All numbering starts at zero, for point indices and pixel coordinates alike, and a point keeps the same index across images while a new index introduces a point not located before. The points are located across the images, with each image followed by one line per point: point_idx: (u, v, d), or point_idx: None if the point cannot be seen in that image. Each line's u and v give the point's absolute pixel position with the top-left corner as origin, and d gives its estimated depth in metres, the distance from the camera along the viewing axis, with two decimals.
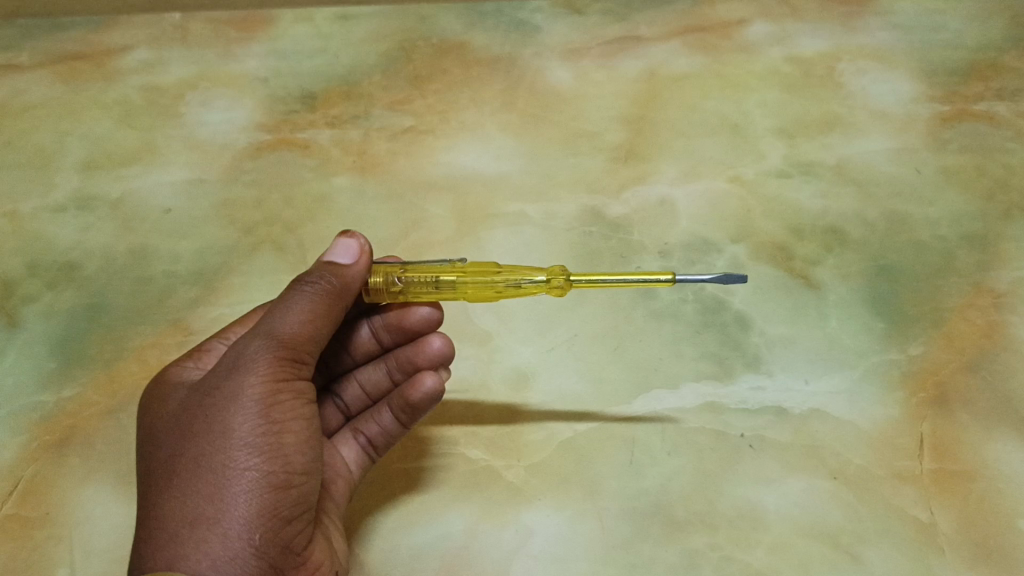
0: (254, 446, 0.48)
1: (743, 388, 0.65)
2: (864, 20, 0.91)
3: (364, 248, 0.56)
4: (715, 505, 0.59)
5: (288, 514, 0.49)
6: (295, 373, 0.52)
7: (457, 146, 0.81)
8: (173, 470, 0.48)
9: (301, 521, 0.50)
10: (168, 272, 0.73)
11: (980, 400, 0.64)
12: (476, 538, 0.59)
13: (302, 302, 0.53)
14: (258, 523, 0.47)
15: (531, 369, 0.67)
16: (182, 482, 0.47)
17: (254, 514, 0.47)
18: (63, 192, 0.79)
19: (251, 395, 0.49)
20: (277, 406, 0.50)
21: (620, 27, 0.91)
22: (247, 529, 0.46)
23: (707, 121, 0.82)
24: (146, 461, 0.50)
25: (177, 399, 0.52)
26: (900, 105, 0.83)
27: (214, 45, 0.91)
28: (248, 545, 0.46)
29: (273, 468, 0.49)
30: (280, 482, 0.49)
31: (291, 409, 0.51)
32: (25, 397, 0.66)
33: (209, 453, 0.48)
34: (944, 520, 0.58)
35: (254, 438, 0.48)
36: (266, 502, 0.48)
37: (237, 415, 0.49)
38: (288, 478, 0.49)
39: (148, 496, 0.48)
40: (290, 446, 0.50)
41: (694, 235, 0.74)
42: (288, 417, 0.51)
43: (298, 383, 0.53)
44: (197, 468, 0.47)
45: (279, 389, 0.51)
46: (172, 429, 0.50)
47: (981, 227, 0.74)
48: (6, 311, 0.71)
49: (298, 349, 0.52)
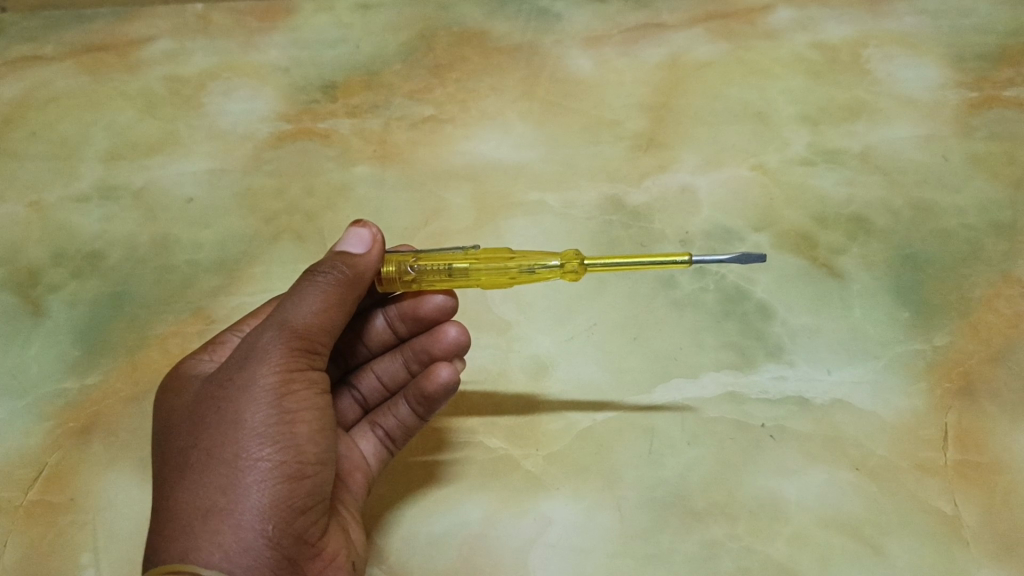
0: (266, 436, 0.49)
1: (765, 378, 0.64)
2: (891, 5, 0.89)
3: (377, 237, 0.57)
4: (735, 496, 0.59)
5: (302, 504, 0.49)
6: (308, 363, 0.53)
7: (477, 135, 0.81)
8: (186, 462, 0.48)
9: (316, 511, 0.51)
10: (190, 261, 0.74)
11: (1006, 391, 0.63)
12: (494, 526, 0.59)
13: (314, 292, 0.53)
14: (271, 514, 0.47)
15: (549, 358, 0.67)
16: (196, 473, 0.48)
17: (267, 505, 0.47)
18: (87, 182, 0.80)
19: (265, 387, 0.50)
20: (290, 397, 0.51)
21: (641, 14, 0.90)
22: (260, 520, 0.47)
23: (731, 109, 0.81)
24: (161, 453, 0.51)
25: (191, 391, 0.53)
26: (928, 91, 0.81)
27: (236, 36, 0.91)
28: (261, 535, 0.47)
29: (286, 458, 0.49)
30: (293, 473, 0.49)
31: (304, 399, 0.52)
32: (50, 384, 0.67)
33: (221, 445, 0.48)
34: (968, 513, 0.58)
35: (267, 428, 0.49)
36: (279, 492, 0.48)
37: (250, 406, 0.49)
38: (301, 468, 0.50)
39: (163, 488, 0.48)
40: (303, 436, 0.51)
41: (715, 224, 0.73)
42: (301, 407, 0.51)
43: (311, 372, 0.53)
44: (210, 459, 0.48)
45: (291, 379, 0.51)
46: (187, 421, 0.51)
47: (1009, 216, 0.72)
48: (31, 300, 0.72)
49: (311, 339, 0.53)
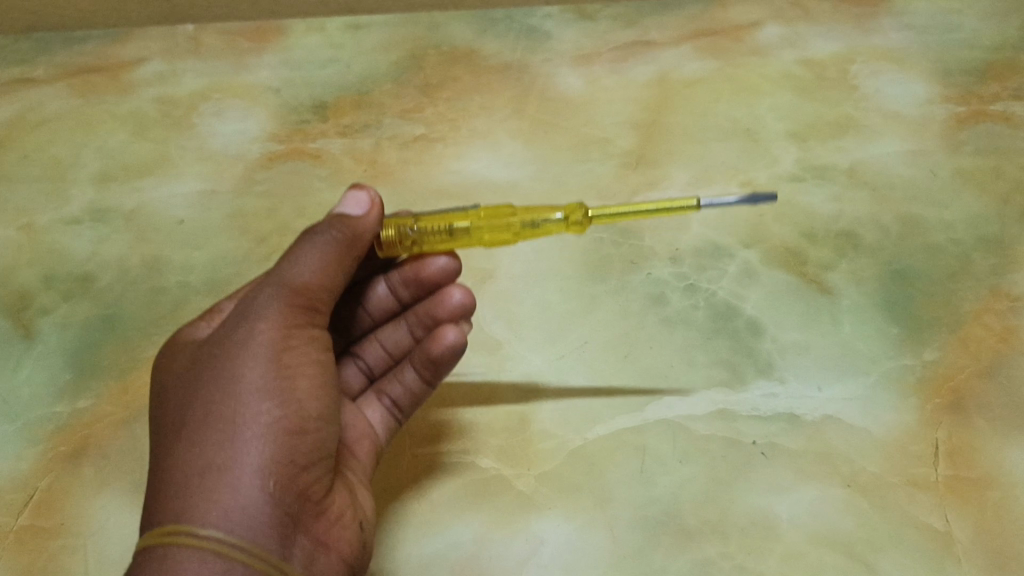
0: (265, 392, 0.49)
1: (755, 395, 0.64)
2: (877, 21, 0.90)
3: (375, 201, 0.57)
4: (727, 514, 0.59)
5: (304, 460, 0.49)
6: (306, 322, 0.53)
7: (468, 153, 0.82)
8: (184, 421, 0.48)
9: (319, 469, 0.50)
10: (182, 282, 0.74)
11: (996, 406, 0.63)
12: (487, 546, 0.59)
13: (312, 252, 0.54)
14: (271, 471, 0.47)
15: (540, 376, 0.67)
16: (194, 432, 0.47)
17: (265, 462, 0.47)
18: (79, 204, 0.80)
19: (262, 344, 0.50)
20: (289, 354, 0.51)
21: (630, 32, 0.91)
22: (259, 476, 0.46)
23: (720, 125, 0.82)
24: (159, 417, 0.51)
25: (189, 354, 0.53)
26: (915, 107, 0.82)
27: (227, 57, 0.92)
28: (261, 493, 0.46)
29: (286, 414, 0.49)
30: (294, 429, 0.49)
31: (303, 356, 0.52)
32: (41, 408, 0.67)
33: (218, 403, 0.48)
34: (960, 529, 0.58)
35: (265, 384, 0.49)
36: (279, 448, 0.48)
37: (247, 363, 0.49)
38: (301, 424, 0.49)
39: (160, 450, 0.48)
40: (302, 392, 0.50)
41: (705, 241, 0.73)
42: (300, 364, 0.51)
43: (310, 331, 0.53)
44: (208, 417, 0.48)
45: (290, 337, 0.51)
46: (184, 383, 0.51)
47: (997, 230, 0.73)
48: (22, 323, 0.72)
49: (309, 297, 0.53)
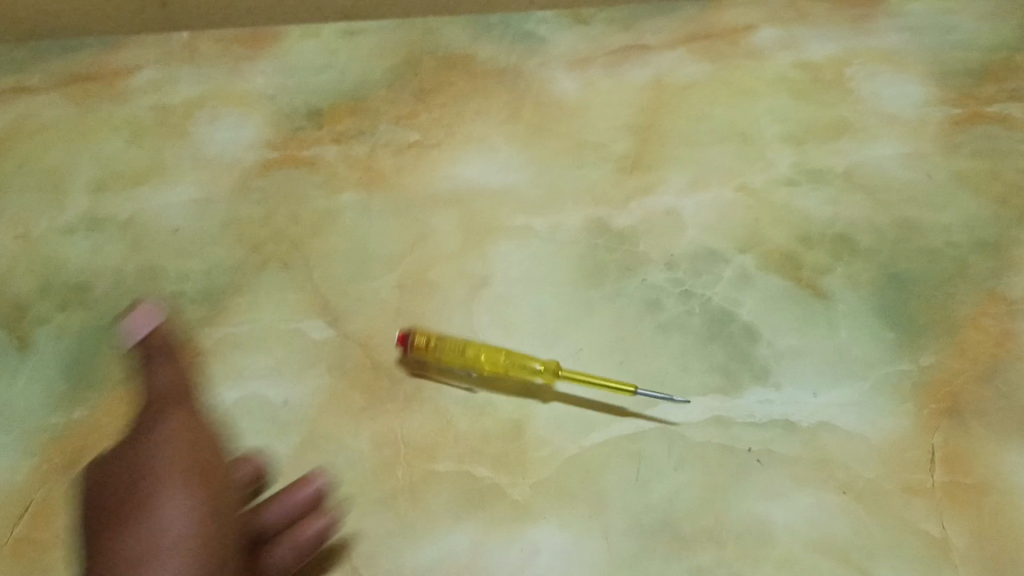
0: (158, 482, 0.58)
1: (751, 401, 0.64)
2: (874, 22, 0.90)
3: (156, 311, 0.67)
4: (722, 521, 0.59)
5: (210, 510, 0.57)
6: (177, 380, 0.63)
7: (463, 159, 0.82)
8: (125, 528, 0.56)
9: (235, 501, 0.59)
10: (177, 291, 0.74)
11: (993, 411, 0.63)
12: (482, 555, 0.59)
13: (154, 373, 0.63)
14: (194, 538, 0.55)
15: (535, 384, 0.67)
16: (112, 539, 0.56)
17: (175, 526, 0.55)
18: (75, 213, 0.81)
19: (156, 459, 0.59)
20: (168, 450, 0.59)
21: (626, 35, 0.91)
22: (173, 530, 0.55)
23: (715, 129, 0.82)
24: (112, 509, 0.58)
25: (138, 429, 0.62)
26: (911, 109, 0.82)
27: (222, 63, 0.92)
28: (178, 547, 0.55)
29: (173, 464, 0.58)
30: (190, 473, 0.58)
31: (178, 422, 0.61)
32: (37, 418, 0.67)
33: (116, 506, 0.58)
34: (957, 535, 0.57)
35: (150, 487, 0.58)
36: (184, 504, 0.57)
37: (147, 470, 0.59)
38: (196, 462, 0.59)
39: (105, 552, 0.56)
40: (180, 440, 0.60)
41: (700, 246, 0.73)
42: (168, 432, 0.60)
43: (171, 389, 0.63)
44: (118, 522, 0.57)
45: (165, 426, 0.61)
46: (128, 479, 0.59)
47: (994, 233, 0.73)
48: (18, 333, 0.72)
49: (162, 399, 0.62)
